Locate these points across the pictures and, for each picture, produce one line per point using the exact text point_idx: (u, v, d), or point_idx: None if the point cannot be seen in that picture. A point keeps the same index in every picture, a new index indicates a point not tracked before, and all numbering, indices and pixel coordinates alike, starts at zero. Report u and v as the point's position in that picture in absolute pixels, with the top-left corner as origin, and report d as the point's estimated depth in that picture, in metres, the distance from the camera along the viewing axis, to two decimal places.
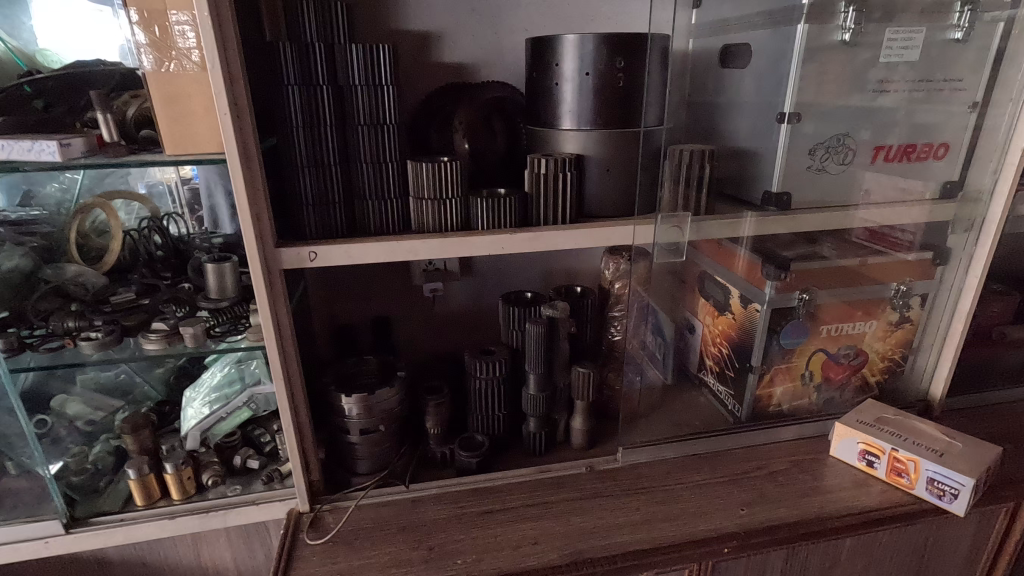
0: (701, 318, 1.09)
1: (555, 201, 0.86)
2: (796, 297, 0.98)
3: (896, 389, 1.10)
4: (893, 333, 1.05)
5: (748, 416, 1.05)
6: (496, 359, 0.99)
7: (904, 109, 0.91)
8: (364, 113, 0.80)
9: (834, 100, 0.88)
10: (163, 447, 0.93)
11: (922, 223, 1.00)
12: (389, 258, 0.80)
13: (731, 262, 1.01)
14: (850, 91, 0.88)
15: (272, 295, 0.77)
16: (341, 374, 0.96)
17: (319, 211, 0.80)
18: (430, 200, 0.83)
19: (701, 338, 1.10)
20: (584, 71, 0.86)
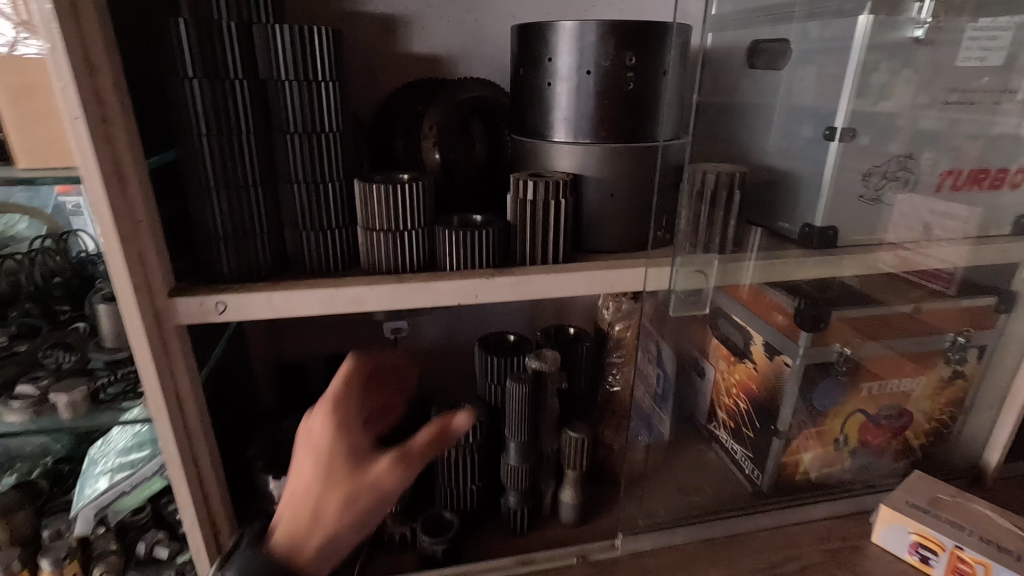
0: (713, 361, 0.92)
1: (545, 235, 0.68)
2: (836, 351, 0.81)
3: (942, 453, 0.94)
4: (944, 390, 0.88)
5: (770, 485, 0.90)
6: (469, 423, 0.80)
7: (962, 127, 0.76)
8: (297, 117, 0.60)
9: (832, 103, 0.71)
10: (44, 535, 0.77)
11: (987, 262, 0.83)
12: (326, 310, 0.61)
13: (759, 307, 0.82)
14: (901, 104, 0.73)
15: (165, 360, 0.57)
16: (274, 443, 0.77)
17: (233, 247, 0.60)
18: (384, 231, 0.64)
19: (713, 384, 0.94)
20: (585, 68, 0.67)
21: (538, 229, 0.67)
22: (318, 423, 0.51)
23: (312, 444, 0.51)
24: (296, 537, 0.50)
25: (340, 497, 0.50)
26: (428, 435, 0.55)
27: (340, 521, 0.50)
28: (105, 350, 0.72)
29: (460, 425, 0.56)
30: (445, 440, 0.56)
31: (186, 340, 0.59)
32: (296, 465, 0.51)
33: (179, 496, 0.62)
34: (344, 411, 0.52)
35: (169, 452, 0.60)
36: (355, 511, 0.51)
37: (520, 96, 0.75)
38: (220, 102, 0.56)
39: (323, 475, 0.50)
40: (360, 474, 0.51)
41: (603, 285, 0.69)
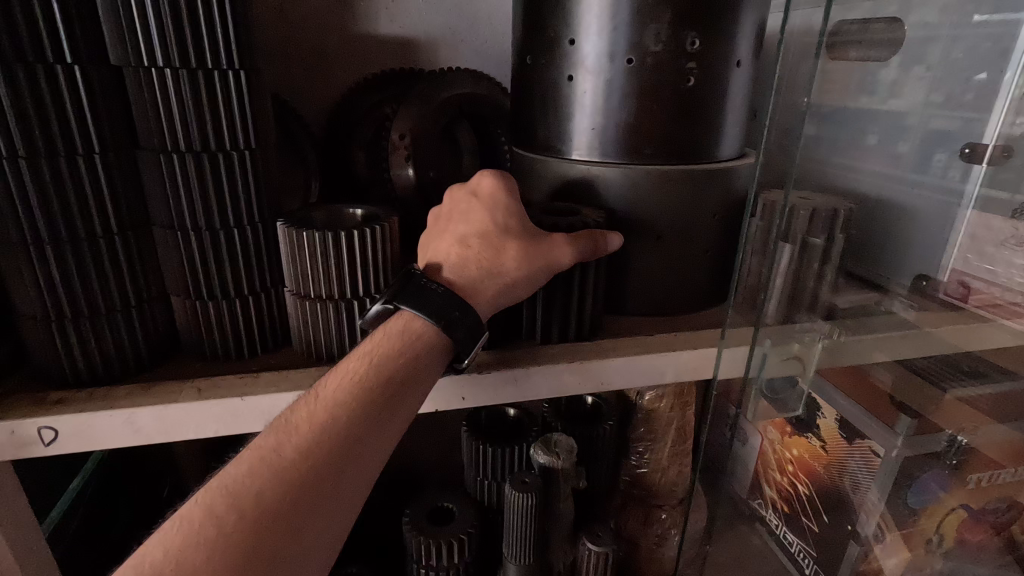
0: (762, 429, 0.68)
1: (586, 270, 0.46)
2: (945, 437, 0.60)
3: None
4: None
5: None
6: (454, 540, 0.58)
7: None
8: (177, 129, 0.38)
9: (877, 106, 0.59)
10: None
11: None
12: (226, 432, 0.39)
13: (862, 392, 0.60)
14: None
15: None
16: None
17: (77, 334, 0.38)
18: (323, 299, 0.42)
19: (760, 455, 0.70)
20: (623, 57, 0.46)
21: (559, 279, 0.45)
22: (494, 178, 0.44)
23: (480, 191, 0.44)
24: (473, 283, 0.41)
25: (511, 250, 0.41)
26: (593, 232, 0.45)
27: (518, 253, 0.42)
28: None
29: (616, 244, 0.45)
30: (598, 257, 0.45)
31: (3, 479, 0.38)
32: (459, 214, 0.44)
33: None
34: (505, 172, 0.45)
35: None
36: (536, 255, 0.42)
37: (527, 95, 0.53)
38: (32, 106, 0.34)
39: (500, 230, 0.42)
40: (534, 234, 0.42)
41: (646, 376, 0.47)
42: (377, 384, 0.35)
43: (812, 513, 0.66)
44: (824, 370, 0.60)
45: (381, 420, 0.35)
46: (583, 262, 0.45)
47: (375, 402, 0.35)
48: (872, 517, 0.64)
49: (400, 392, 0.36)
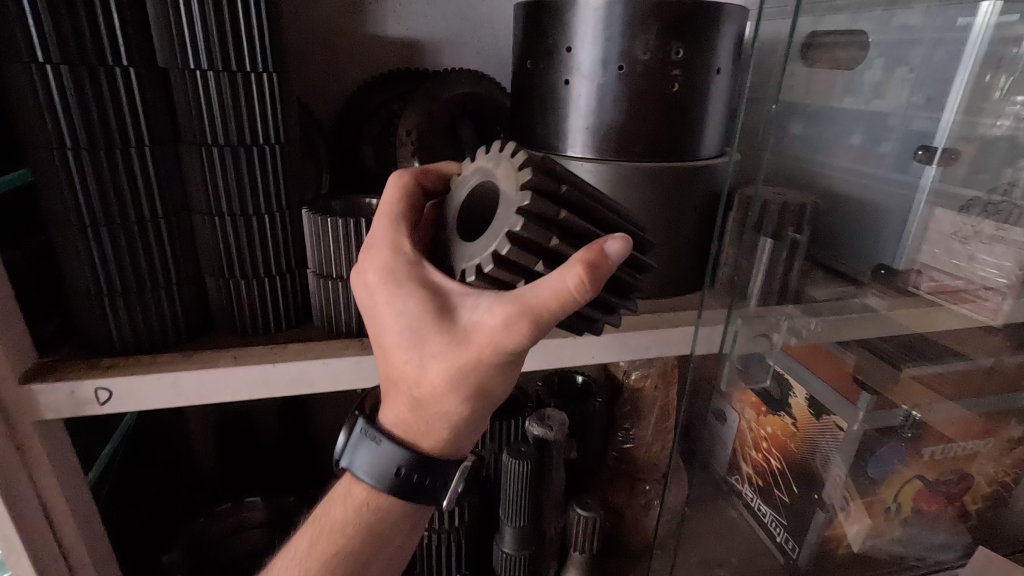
0: (740, 412, 0.76)
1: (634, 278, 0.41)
2: (902, 413, 0.66)
3: (1001, 524, 0.81)
4: (1011, 452, 0.75)
5: (808, 563, 0.76)
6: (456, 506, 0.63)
7: None
8: (215, 124, 0.43)
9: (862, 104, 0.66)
10: None
11: None
12: (258, 396, 0.44)
13: (824, 368, 0.65)
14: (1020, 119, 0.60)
15: (15, 467, 0.40)
16: (239, 524, 0.62)
17: (122, 306, 0.43)
18: (344, 279, 0.47)
19: (736, 437, 0.77)
20: (614, 64, 0.51)
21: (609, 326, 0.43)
22: (392, 320, 0.35)
23: (383, 327, 0.36)
24: (417, 389, 0.37)
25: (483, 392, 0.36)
26: (588, 271, 0.30)
27: (495, 381, 0.36)
28: None
29: (618, 253, 0.30)
30: (614, 264, 0.31)
31: (58, 436, 0.42)
32: (375, 322, 0.38)
33: None
34: (400, 301, 0.35)
35: None
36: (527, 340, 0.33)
37: (527, 95, 0.58)
38: (93, 101, 0.38)
39: (411, 343, 0.35)
40: (472, 337, 0.33)
41: (632, 350, 0.54)
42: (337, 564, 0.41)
43: (786, 487, 0.74)
44: (790, 346, 0.67)
45: None
46: (599, 287, 0.31)
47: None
48: (836, 488, 0.72)
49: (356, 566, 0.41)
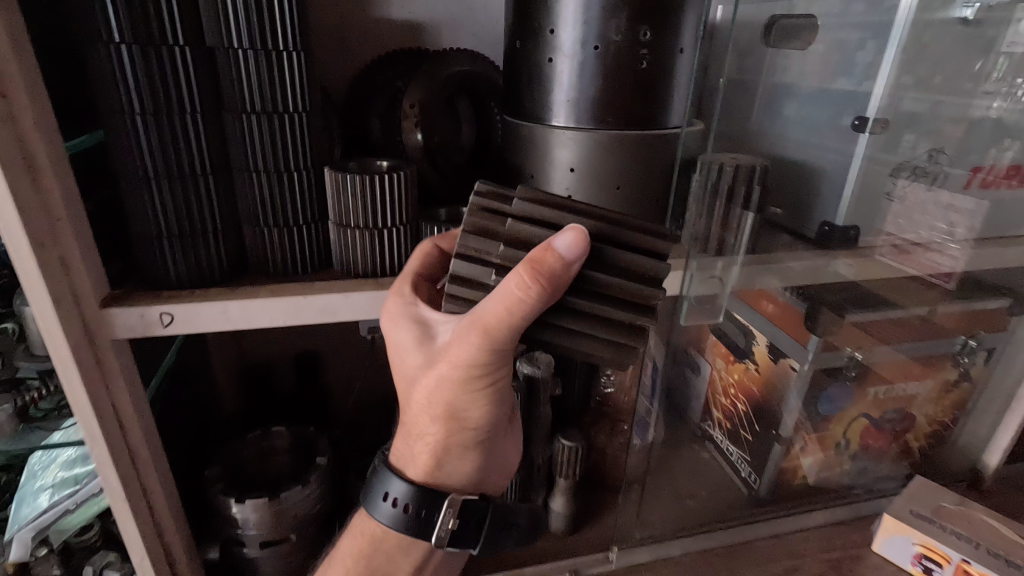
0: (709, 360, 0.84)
1: (629, 291, 0.41)
2: (845, 355, 0.79)
3: (941, 459, 0.91)
4: (948, 393, 0.85)
5: (768, 493, 0.85)
6: None
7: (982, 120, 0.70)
8: (252, 94, 0.51)
9: (817, 83, 0.70)
10: None
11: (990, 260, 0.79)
12: (291, 323, 0.52)
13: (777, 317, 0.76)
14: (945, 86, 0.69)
15: (99, 379, 0.49)
16: (267, 450, 0.71)
17: (178, 247, 0.51)
18: (360, 228, 0.55)
19: (708, 384, 0.86)
20: (590, 44, 0.59)
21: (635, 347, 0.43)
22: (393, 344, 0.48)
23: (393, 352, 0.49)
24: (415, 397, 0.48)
25: (456, 413, 0.47)
26: (536, 267, 0.37)
27: (465, 403, 0.46)
28: (37, 358, 0.62)
29: (563, 245, 0.38)
30: (551, 263, 0.38)
31: (125, 356, 0.51)
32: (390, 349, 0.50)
33: (127, 530, 0.55)
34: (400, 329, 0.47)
35: (110, 478, 0.52)
36: (499, 348, 0.41)
37: (517, 72, 0.66)
38: (157, 74, 0.47)
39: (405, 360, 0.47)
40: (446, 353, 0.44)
41: None
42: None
43: (752, 425, 0.83)
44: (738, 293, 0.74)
45: None
46: (539, 288, 0.37)
47: None
48: (789, 421, 0.82)
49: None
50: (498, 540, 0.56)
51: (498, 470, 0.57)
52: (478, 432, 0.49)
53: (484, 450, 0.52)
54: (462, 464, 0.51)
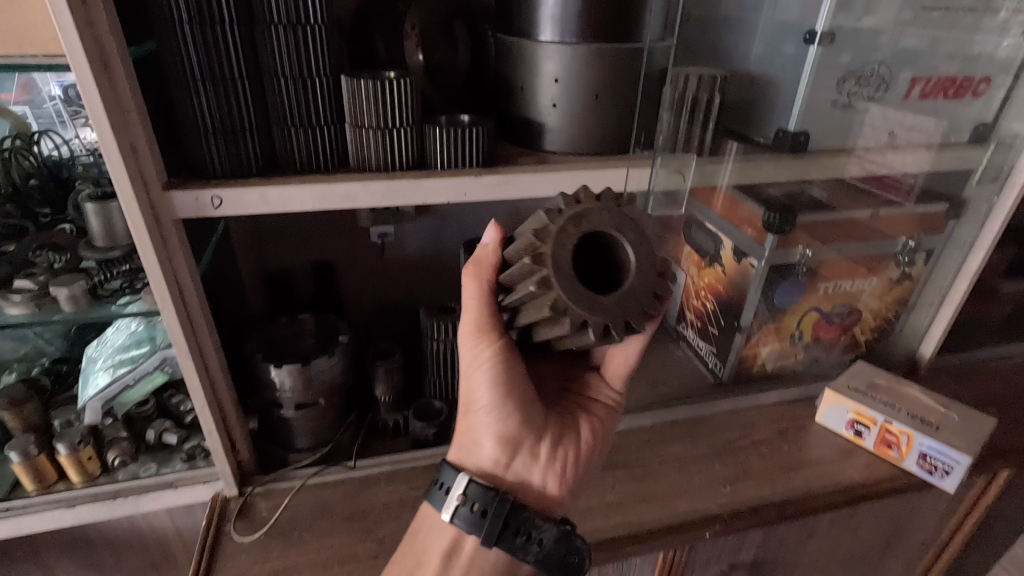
0: (685, 268, 1.01)
1: (520, 242, 0.49)
2: (797, 253, 0.88)
3: (884, 350, 1.04)
4: (891, 290, 0.97)
5: (730, 377, 0.98)
6: (456, 321, 0.86)
7: (917, 38, 0.82)
8: (279, 8, 0.59)
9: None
10: (56, 423, 0.79)
11: (930, 169, 0.90)
12: (317, 206, 0.63)
13: (739, 221, 0.89)
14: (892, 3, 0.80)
15: (165, 251, 0.59)
16: (296, 333, 0.82)
17: (222, 142, 0.61)
18: (373, 128, 0.64)
19: (685, 289, 1.03)
20: None
21: (529, 292, 0.47)
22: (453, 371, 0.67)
23: None
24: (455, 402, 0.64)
25: (466, 393, 0.60)
26: (472, 256, 0.56)
27: (468, 389, 0.60)
28: (96, 249, 0.72)
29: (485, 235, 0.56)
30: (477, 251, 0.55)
31: (182, 235, 0.61)
32: None
33: (189, 382, 0.68)
34: None
35: (176, 336, 0.64)
36: (471, 329, 0.56)
37: None
38: None
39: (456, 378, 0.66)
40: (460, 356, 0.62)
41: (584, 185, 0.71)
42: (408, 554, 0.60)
43: (719, 321, 0.97)
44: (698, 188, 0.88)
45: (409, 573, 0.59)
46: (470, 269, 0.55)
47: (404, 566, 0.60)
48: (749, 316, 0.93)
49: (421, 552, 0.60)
50: (512, 544, 0.57)
51: (530, 473, 0.61)
52: (482, 410, 0.60)
53: (499, 435, 0.60)
54: (482, 443, 0.61)
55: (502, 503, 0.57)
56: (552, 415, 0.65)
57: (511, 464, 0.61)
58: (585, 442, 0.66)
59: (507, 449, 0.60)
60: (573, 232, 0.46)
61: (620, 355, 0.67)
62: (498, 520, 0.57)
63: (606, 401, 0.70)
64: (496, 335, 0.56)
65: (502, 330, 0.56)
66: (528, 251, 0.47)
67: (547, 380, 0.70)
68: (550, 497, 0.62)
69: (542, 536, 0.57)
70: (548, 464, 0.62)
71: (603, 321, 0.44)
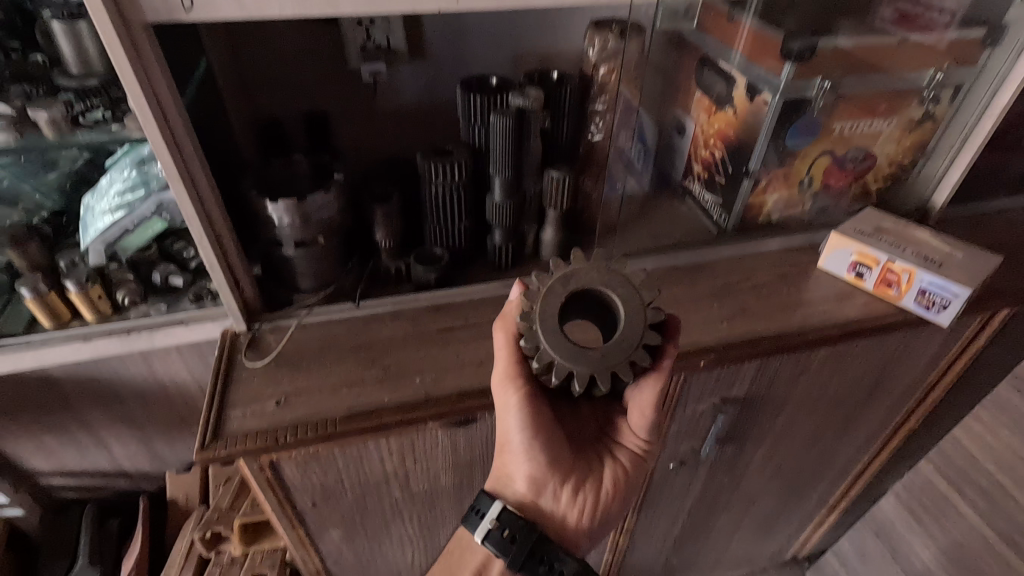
0: (694, 117, 0.94)
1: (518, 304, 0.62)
2: (815, 86, 0.83)
3: (895, 198, 1.02)
4: (910, 134, 0.93)
5: (733, 226, 0.97)
6: (454, 161, 0.82)
7: None
8: None
9: None
10: (61, 263, 0.80)
11: None
12: (300, 12, 0.58)
13: (762, 57, 0.83)
14: None
15: (141, 61, 0.56)
16: (290, 173, 0.80)
17: None
18: None
19: (692, 140, 0.96)
20: None
21: (523, 345, 0.59)
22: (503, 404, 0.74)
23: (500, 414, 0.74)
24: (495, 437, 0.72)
25: (501, 433, 0.66)
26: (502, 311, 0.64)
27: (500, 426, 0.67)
28: (72, 77, 0.70)
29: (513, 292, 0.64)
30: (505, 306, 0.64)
31: (156, 44, 0.57)
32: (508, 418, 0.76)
33: (185, 212, 0.68)
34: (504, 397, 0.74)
35: (164, 160, 0.63)
36: (501, 374, 0.62)
37: None
38: None
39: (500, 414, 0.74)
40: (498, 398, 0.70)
41: None
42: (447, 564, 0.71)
43: (727, 169, 0.93)
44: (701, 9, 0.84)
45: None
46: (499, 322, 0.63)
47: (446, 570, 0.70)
48: (757, 156, 0.89)
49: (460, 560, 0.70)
50: (535, 570, 0.65)
51: (555, 508, 0.68)
52: (514, 450, 0.66)
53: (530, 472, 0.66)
54: (516, 478, 0.68)
55: (528, 533, 0.65)
56: (582, 462, 0.69)
57: (539, 497, 0.68)
58: (608, 487, 0.69)
59: (535, 484, 0.67)
60: (561, 290, 0.58)
61: (636, 407, 0.64)
62: (524, 549, 0.64)
63: (633, 448, 0.70)
64: (522, 381, 0.61)
65: (528, 377, 0.62)
66: (521, 309, 0.59)
67: (584, 426, 0.71)
68: (570, 531, 0.68)
69: (564, 570, 0.64)
70: (570, 502, 0.68)
71: (585, 371, 0.55)
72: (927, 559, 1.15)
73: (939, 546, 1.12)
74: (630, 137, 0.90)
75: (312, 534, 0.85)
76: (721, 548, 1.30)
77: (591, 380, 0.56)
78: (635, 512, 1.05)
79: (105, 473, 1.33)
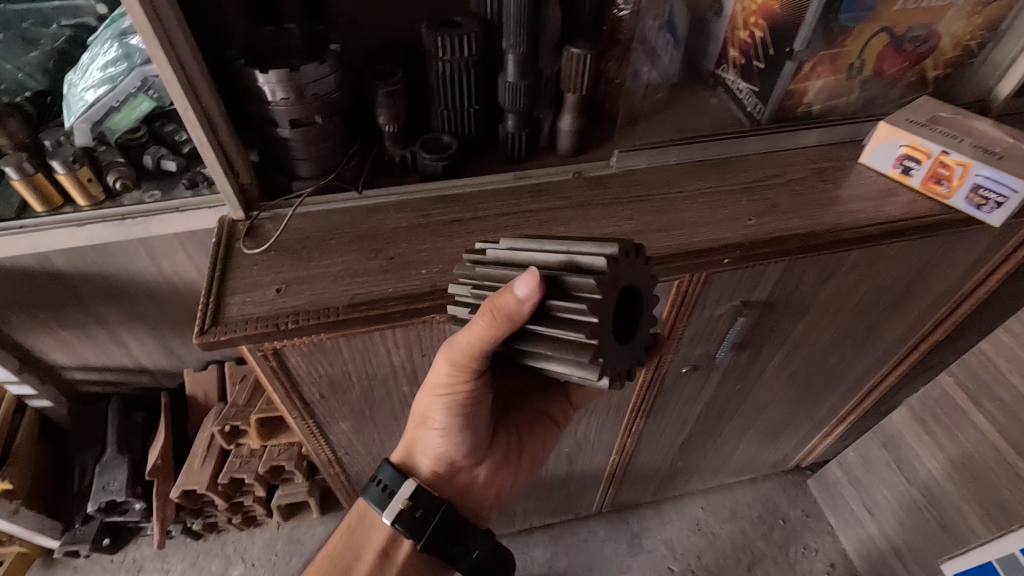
0: None
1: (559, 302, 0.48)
2: None
3: (952, 89, 0.92)
4: (982, 9, 0.82)
5: (769, 119, 0.87)
6: (463, 32, 0.74)
7: None
8: None
9: None
10: (46, 143, 0.76)
11: None
12: None
13: None
14: None
15: None
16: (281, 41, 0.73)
17: None
18: None
19: (729, 21, 0.86)
20: None
21: (573, 353, 0.48)
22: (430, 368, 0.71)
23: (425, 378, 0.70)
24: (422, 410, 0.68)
25: (425, 412, 0.65)
26: (496, 303, 0.49)
27: (433, 408, 0.64)
28: None
29: (521, 289, 0.47)
30: (513, 299, 0.48)
31: None
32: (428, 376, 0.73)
33: (167, 80, 0.61)
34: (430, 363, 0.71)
35: (136, 14, 0.56)
36: (449, 361, 0.57)
37: None
38: None
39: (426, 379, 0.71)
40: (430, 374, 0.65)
41: None
42: (350, 537, 0.70)
43: (766, 51, 0.83)
44: None
45: (357, 552, 0.69)
46: (497, 315, 0.49)
47: (349, 542, 0.70)
48: (805, 34, 0.78)
49: (365, 533, 0.70)
50: (447, 548, 0.67)
51: (463, 480, 0.71)
52: (435, 430, 0.66)
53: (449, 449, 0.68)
54: (434, 453, 0.69)
55: (441, 511, 0.67)
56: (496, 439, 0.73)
57: (450, 473, 0.70)
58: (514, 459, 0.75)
59: (449, 462, 0.69)
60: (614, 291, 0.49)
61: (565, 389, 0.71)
62: (434, 523, 0.66)
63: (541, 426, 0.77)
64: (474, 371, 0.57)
65: (478, 368, 0.57)
66: (577, 314, 0.48)
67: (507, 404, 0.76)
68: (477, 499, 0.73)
69: (477, 548, 0.68)
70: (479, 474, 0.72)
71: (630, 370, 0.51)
72: (933, 469, 1.16)
73: (947, 456, 1.12)
74: (656, 19, 0.82)
75: (321, 425, 0.85)
76: (726, 455, 1.32)
77: (628, 375, 0.52)
78: (643, 415, 1.06)
79: (124, 371, 1.34)
